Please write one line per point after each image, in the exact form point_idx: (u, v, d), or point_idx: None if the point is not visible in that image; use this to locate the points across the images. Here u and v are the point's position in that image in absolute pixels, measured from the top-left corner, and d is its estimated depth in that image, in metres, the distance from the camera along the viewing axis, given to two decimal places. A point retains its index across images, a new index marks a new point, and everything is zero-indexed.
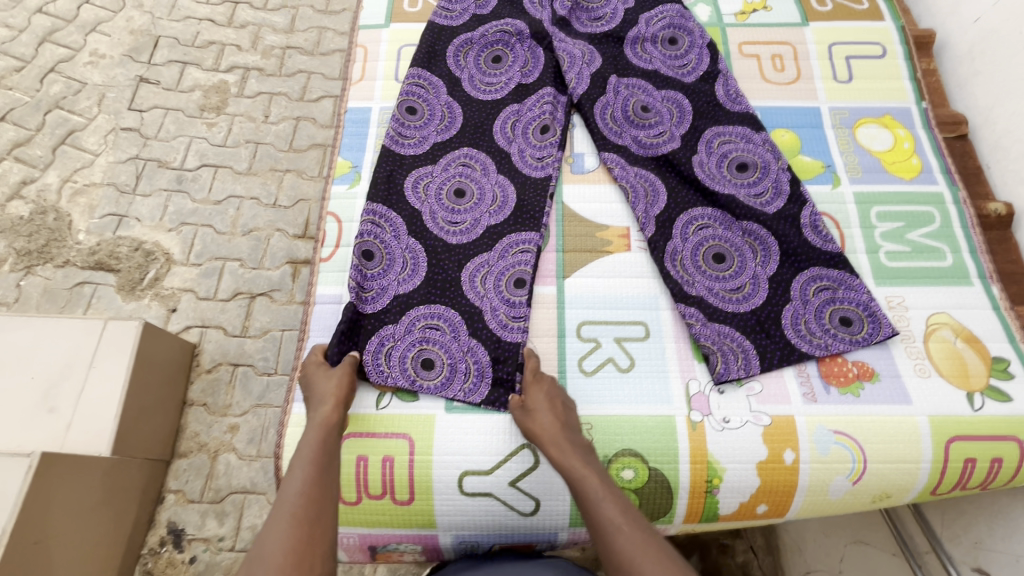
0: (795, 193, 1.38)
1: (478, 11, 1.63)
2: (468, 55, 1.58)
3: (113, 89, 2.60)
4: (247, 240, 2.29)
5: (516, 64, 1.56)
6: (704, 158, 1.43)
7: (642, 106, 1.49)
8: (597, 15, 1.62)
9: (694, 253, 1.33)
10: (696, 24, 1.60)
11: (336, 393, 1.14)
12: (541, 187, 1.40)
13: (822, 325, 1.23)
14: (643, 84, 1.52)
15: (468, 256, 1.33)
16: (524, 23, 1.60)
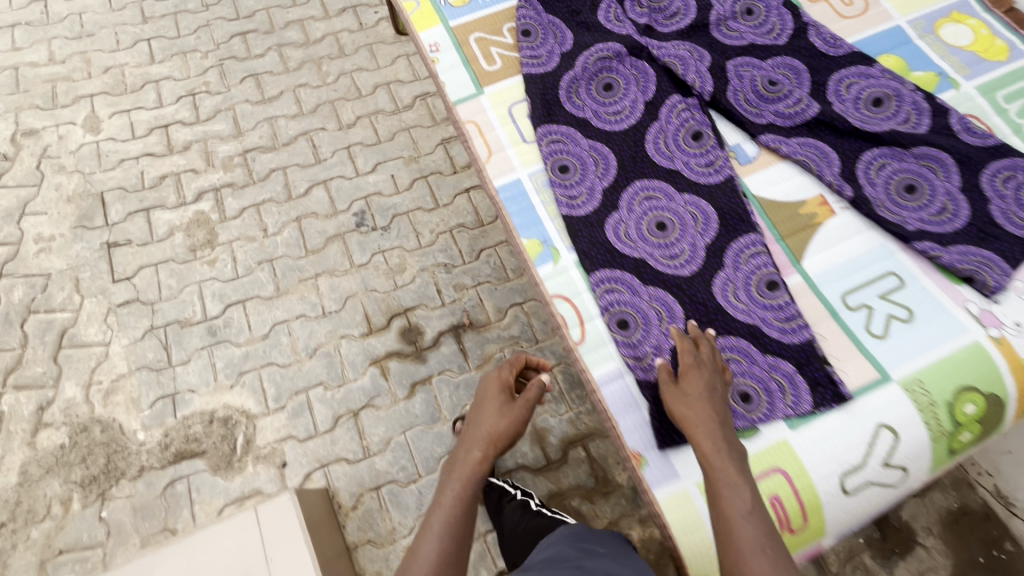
0: (935, 106, 1.49)
1: (563, 47, 1.60)
2: (579, 93, 1.55)
3: (85, 268, 2.11)
4: (318, 360, 1.97)
5: (631, 84, 1.56)
6: (844, 107, 1.51)
7: (766, 81, 1.54)
8: (672, 10, 1.64)
9: (889, 195, 1.41)
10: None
11: (495, 435, 1.16)
12: (728, 189, 1.43)
13: None
14: (752, 61, 1.57)
15: (709, 279, 1.33)
16: (615, 42, 1.58)
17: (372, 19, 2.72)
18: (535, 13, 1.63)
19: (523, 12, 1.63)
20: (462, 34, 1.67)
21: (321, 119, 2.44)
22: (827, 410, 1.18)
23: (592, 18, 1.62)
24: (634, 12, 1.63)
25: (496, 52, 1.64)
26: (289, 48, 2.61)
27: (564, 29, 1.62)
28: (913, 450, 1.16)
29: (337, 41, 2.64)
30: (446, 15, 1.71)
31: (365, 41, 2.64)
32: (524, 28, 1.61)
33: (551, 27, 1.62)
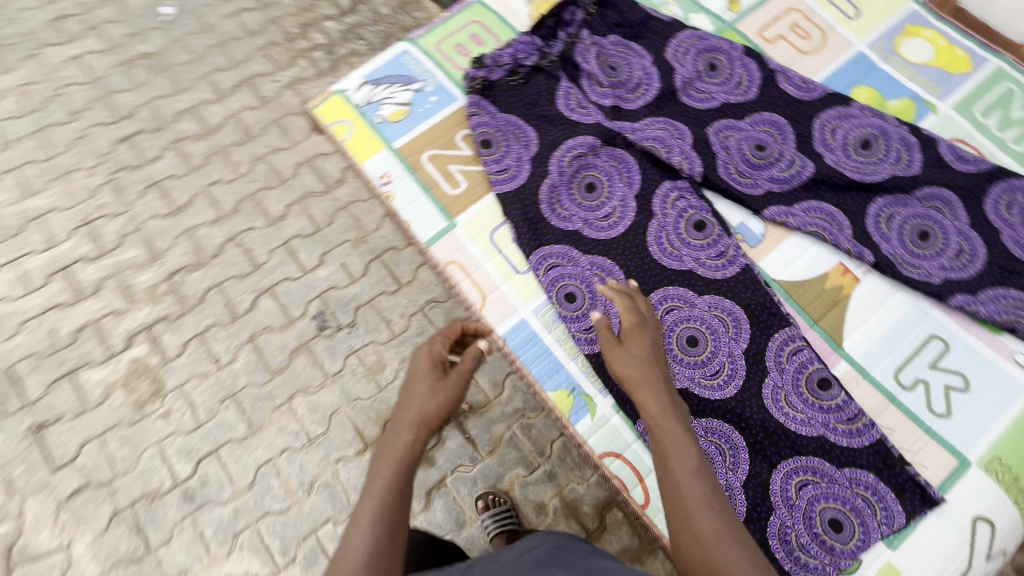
0: (923, 138, 1.44)
1: (530, 150, 1.42)
2: (562, 200, 1.39)
3: (14, 463, 1.55)
4: (320, 496, 1.55)
5: (615, 179, 1.40)
6: (837, 158, 1.42)
7: (753, 145, 1.43)
8: (634, 81, 1.49)
9: (907, 246, 1.34)
10: (718, 39, 1.54)
11: (427, 414, 0.94)
12: (749, 280, 1.31)
13: None
14: (732, 124, 1.45)
15: (757, 391, 1.23)
16: (586, 134, 1.42)
17: (279, 86, 2.13)
18: (490, 115, 1.45)
19: (475, 119, 1.44)
20: (413, 155, 1.46)
21: (243, 220, 1.88)
22: (920, 516, 1.11)
23: (553, 109, 1.45)
24: (596, 92, 1.47)
25: (456, 169, 1.44)
26: (186, 144, 2.00)
27: (526, 128, 1.44)
28: (1012, 534, 1.11)
29: (242, 127, 2.04)
30: (387, 133, 1.49)
31: (273, 116, 2.07)
32: (482, 138, 1.43)
33: (511, 128, 1.44)
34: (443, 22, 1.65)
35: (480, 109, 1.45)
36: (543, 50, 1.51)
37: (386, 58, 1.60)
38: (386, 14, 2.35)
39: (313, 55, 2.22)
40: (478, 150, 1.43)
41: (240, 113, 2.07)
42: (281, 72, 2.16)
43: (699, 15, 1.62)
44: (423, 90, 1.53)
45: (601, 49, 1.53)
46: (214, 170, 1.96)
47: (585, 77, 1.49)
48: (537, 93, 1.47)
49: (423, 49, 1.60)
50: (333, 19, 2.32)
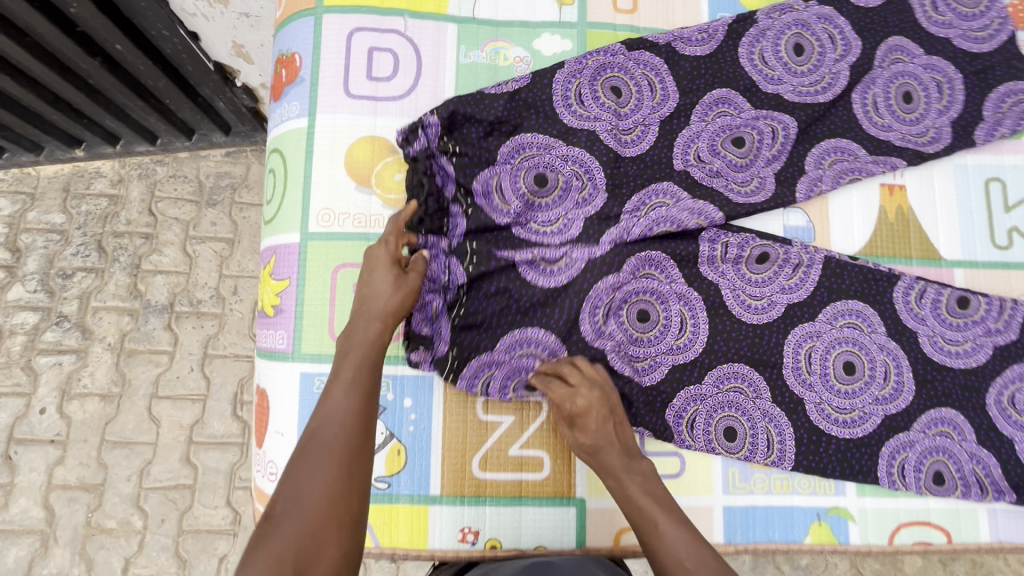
0: (833, 2, 1.23)
1: (561, 351, 1.09)
2: (636, 351, 1.12)
3: None
4: None
5: (656, 288, 1.14)
6: (793, 84, 1.20)
7: (727, 143, 1.18)
8: (571, 226, 1.12)
9: (907, 119, 1.21)
10: (589, 55, 1.18)
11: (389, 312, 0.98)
12: (835, 268, 1.17)
13: (977, 11, 1.25)
14: (689, 136, 1.17)
15: (923, 356, 1.16)
16: (592, 285, 1.10)
17: (53, 415, 1.96)
18: (495, 366, 1.07)
19: (492, 385, 1.07)
20: (462, 481, 1.07)
21: (207, 555, 1.90)
22: None
23: (534, 334, 1.08)
24: (547, 273, 1.11)
25: (518, 449, 1.08)
26: (41, 566, 1.87)
27: (538, 337, 1.08)
28: None
29: (73, 488, 1.92)
30: (408, 490, 1.06)
31: (95, 442, 1.95)
32: (522, 388, 1.08)
33: (525, 358, 1.08)
34: (303, 299, 1.12)
35: (484, 369, 1.07)
36: (455, 249, 1.10)
37: (296, 404, 1.10)
38: (57, 222, 2.08)
39: (49, 337, 2.01)
40: (529, 399, 1.09)
41: (54, 475, 1.93)
42: (44, 387, 1.98)
43: (540, 35, 1.21)
44: (387, 403, 1.08)
45: (509, 190, 1.11)
46: (110, 550, 1.88)
47: (524, 265, 1.10)
48: (497, 322, 1.08)
49: (327, 357, 1.10)
50: (14, 282, 2.04)
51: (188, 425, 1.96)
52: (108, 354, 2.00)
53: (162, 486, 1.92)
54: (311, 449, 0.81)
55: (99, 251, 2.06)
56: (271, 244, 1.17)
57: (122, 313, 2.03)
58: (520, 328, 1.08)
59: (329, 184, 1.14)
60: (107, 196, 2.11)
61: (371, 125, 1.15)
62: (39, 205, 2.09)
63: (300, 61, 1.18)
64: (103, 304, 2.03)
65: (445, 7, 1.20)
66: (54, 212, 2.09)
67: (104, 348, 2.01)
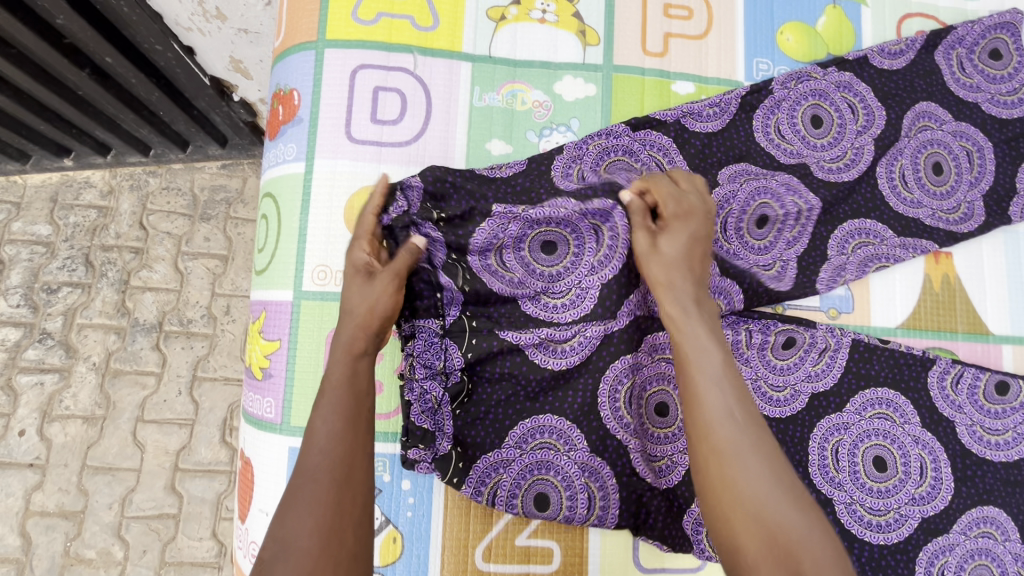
0: (853, 65, 1.14)
1: (583, 445, 0.97)
2: (653, 452, 0.99)
3: None
4: None
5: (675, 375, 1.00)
6: (814, 160, 1.10)
7: (751, 224, 1.06)
8: (585, 297, 0.97)
9: (937, 194, 1.13)
10: (591, 137, 1.06)
11: (373, 312, 0.84)
12: (865, 352, 1.07)
13: (1009, 76, 1.17)
14: (708, 207, 1.05)
15: (961, 447, 1.05)
16: (608, 364, 0.97)
17: (33, 438, 1.86)
18: (505, 467, 0.96)
19: (500, 492, 0.97)
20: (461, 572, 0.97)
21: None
22: None
23: (544, 375, 0.96)
24: (559, 355, 0.97)
25: (525, 538, 0.99)
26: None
27: (548, 424, 0.97)
28: None
29: (52, 515, 1.81)
30: None
31: (76, 467, 1.84)
32: (532, 498, 0.97)
33: (538, 452, 0.97)
34: (294, 366, 1.02)
35: (489, 474, 0.97)
36: (450, 329, 0.97)
37: (282, 481, 1.00)
38: (42, 233, 1.97)
39: (30, 356, 1.90)
40: (539, 514, 0.98)
41: (32, 501, 1.82)
42: (24, 407, 1.87)
43: (561, 77, 1.11)
44: (382, 485, 0.98)
45: (512, 259, 0.98)
46: None
47: (533, 347, 0.97)
48: (502, 412, 0.97)
49: None
50: None
51: (174, 451, 1.85)
52: (92, 374, 1.90)
53: (144, 516, 1.81)
54: (298, 484, 0.67)
55: (86, 265, 1.96)
56: (261, 298, 1.07)
57: (108, 331, 1.92)
58: (532, 416, 0.97)
59: (326, 238, 1.04)
60: (96, 207, 2.00)
61: (374, 173, 1.05)
62: (25, 215, 1.98)
63: (299, 99, 1.08)
64: (89, 321, 1.93)
65: (459, 45, 1.10)
66: (40, 223, 1.98)
67: (88, 368, 1.90)
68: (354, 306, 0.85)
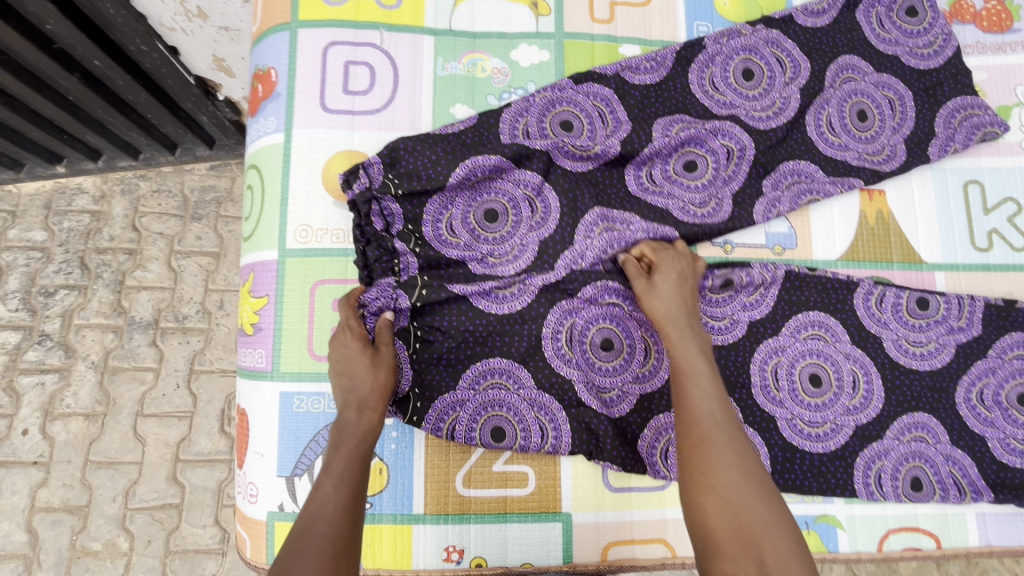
0: (779, 25, 1.25)
1: (529, 382, 1.06)
2: (603, 384, 1.08)
3: None
4: None
5: (617, 314, 1.10)
6: (746, 108, 1.21)
7: (680, 167, 1.17)
8: (528, 251, 1.10)
9: (863, 138, 1.23)
10: (537, 92, 1.16)
11: (371, 391, 0.97)
12: (796, 281, 1.17)
13: (925, 29, 1.28)
14: (648, 154, 1.16)
15: (890, 360, 1.16)
16: (549, 309, 1.08)
17: (37, 437, 1.92)
18: (460, 406, 1.05)
19: (457, 429, 1.04)
20: (444, 500, 1.05)
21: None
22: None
23: (490, 320, 1.06)
24: (501, 299, 1.08)
25: (502, 465, 1.07)
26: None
27: (497, 365, 1.06)
28: None
29: (57, 510, 1.88)
30: (390, 511, 1.04)
31: (80, 463, 1.91)
32: (488, 430, 1.05)
33: (491, 390, 1.06)
34: (282, 318, 1.10)
35: (447, 413, 1.04)
36: (404, 282, 1.05)
37: (274, 424, 1.08)
38: (38, 239, 2.05)
39: (30, 357, 1.97)
40: (495, 446, 1.05)
41: (37, 497, 1.88)
42: (26, 408, 1.94)
43: (517, 45, 1.20)
44: None
45: (459, 225, 1.09)
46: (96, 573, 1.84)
47: (478, 296, 1.07)
48: (455, 357, 1.06)
49: (306, 375, 1.08)
50: None
51: (175, 443, 1.92)
52: (92, 372, 1.97)
53: (148, 507, 1.88)
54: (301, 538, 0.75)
55: (82, 267, 2.03)
56: (249, 261, 1.16)
57: (105, 331, 2.00)
58: (482, 359, 1.06)
59: (306, 200, 1.12)
60: (89, 211, 2.08)
61: (348, 139, 1.14)
62: (20, 222, 2.06)
63: (277, 76, 1.17)
64: (86, 321, 2.00)
65: (422, 20, 1.19)
66: (35, 229, 2.06)
67: (87, 366, 1.97)
68: (349, 388, 0.97)
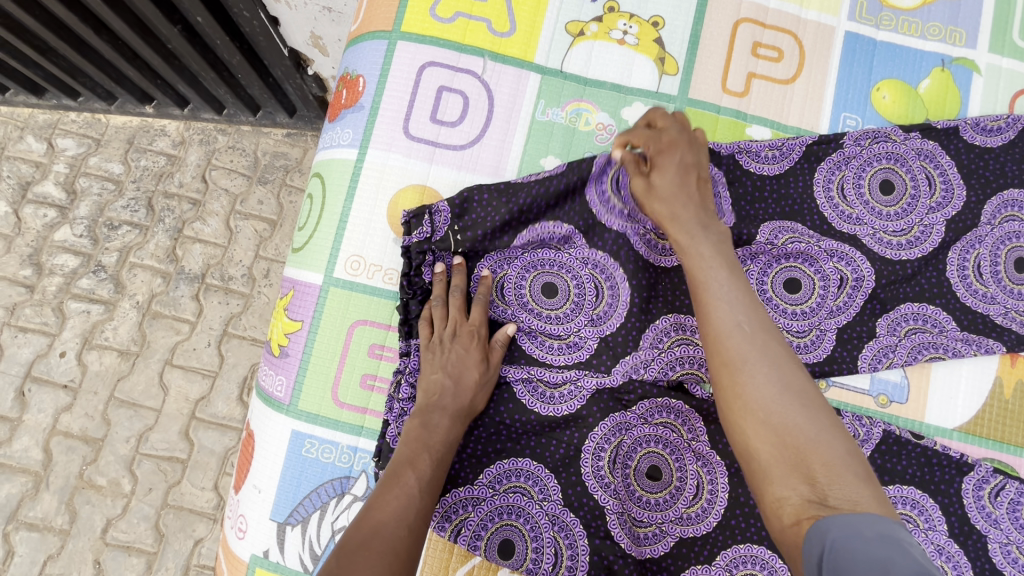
0: (941, 135, 1.04)
1: (556, 496, 0.94)
2: (639, 516, 0.94)
3: None
4: None
5: (671, 439, 0.95)
6: (874, 227, 1.02)
7: (781, 284, 1.00)
8: (581, 346, 0.97)
9: (1016, 291, 1.01)
10: None
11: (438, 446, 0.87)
12: (894, 445, 0.98)
13: None
14: (743, 257, 1.00)
15: (990, 566, 0.94)
16: (597, 421, 0.95)
17: (71, 361, 1.83)
18: (474, 506, 0.93)
19: (464, 532, 0.93)
20: None
21: (184, 536, 1.72)
22: None
23: (531, 419, 0.95)
24: (549, 399, 0.96)
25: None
26: (28, 509, 1.73)
27: (523, 468, 0.94)
28: None
29: (74, 437, 1.78)
30: None
31: (104, 397, 1.80)
32: (496, 543, 0.93)
33: (510, 495, 0.94)
34: (312, 348, 1.01)
35: (458, 511, 0.93)
36: None
37: (279, 462, 0.99)
38: (114, 171, 1.97)
39: (83, 284, 1.88)
40: (502, 562, 0.93)
41: (59, 420, 1.79)
42: (68, 331, 1.85)
43: (631, 102, 1.06)
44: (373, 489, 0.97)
45: (510, 290, 0.99)
46: (95, 508, 1.73)
47: (519, 384, 0.96)
48: (481, 449, 0.95)
49: (323, 419, 0.99)
50: (63, 223, 1.93)
51: (193, 400, 1.80)
52: (134, 312, 1.86)
53: (156, 455, 1.76)
54: None
55: (147, 208, 1.94)
56: (292, 276, 1.07)
57: (155, 274, 1.89)
58: (509, 458, 0.95)
59: (365, 229, 1.03)
60: (166, 155, 1.99)
61: (424, 173, 1.03)
62: (102, 151, 1.98)
63: (364, 85, 1.07)
64: (140, 261, 1.90)
65: (532, 54, 1.07)
66: (114, 161, 1.98)
67: (132, 305, 1.86)
68: (418, 438, 0.87)
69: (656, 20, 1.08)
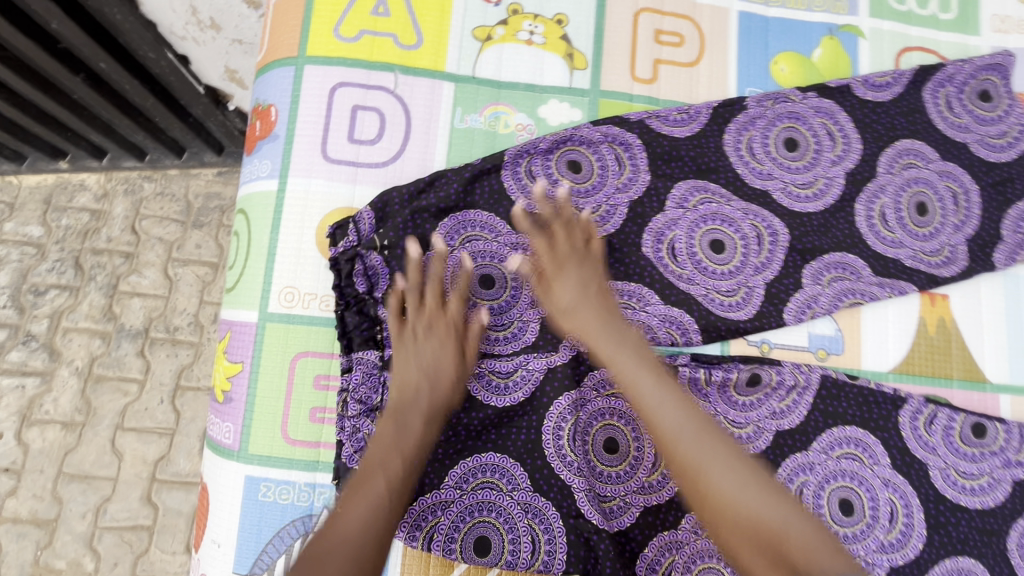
0: (835, 94, 1.11)
1: (525, 484, 0.93)
2: (603, 491, 0.95)
3: None
4: None
5: (625, 410, 0.97)
6: (784, 181, 1.07)
7: (706, 246, 1.03)
8: (526, 331, 0.98)
9: (920, 235, 1.08)
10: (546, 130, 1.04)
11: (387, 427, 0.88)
12: (833, 389, 1.02)
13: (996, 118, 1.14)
14: (664, 224, 1.03)
15: (934, 492, 1.00)
16: (553, 400, 0.95)
17: (9, 443, 1.71)
18: (443, 510, 0.92)
19: (437, 537, 0.92)
20: None
21: None
22: None
23: (488, 412, 0.95)
24: (501, 389, 0.96)
25: None
26: None
27: (490, 463, 0.93)
28: None
29: (24, 522, 1.65)
30: None
31: (52, 474, 1.69)
32: (471, 542, 0.92)
33: (479, 492, 0.93)
34: (256, 389, 0.97)
35: (428, 515, 0.92)
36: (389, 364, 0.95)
37: (235, 512, 0.95)
38: (34, 234, 1.85)
39: (13, 358, 1.76)
40: (480, 560, 0.92)
41: (5, 507, 1.66)
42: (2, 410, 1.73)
43: (547, 100, 1.08)
44: None
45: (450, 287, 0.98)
46: None
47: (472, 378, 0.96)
48: (442, 451, 0.93)
49: (276, 460, 0.96)
50: None
51: (152, 462, 1.70)
52: (74, 379, 1.75)
53: (117, 526, 1.65)
54: None
55: (76, 268, 1.83)
56: (227, 318, 1.03)
57: (93, 336, 1.78)
58: (472, 455, 0.93)
59: (295, 258, 1.00)
60: (89, 210, 1.88)
61: (349, 194, 1.02)
62: (17, 216, 1.87)
63: (277, 114, 1.05)
64: (74, 324, 1.79)
65: (442, 64, 1.07)
66: (33, 224, 1.86)
67: (71, 372, 1.75)
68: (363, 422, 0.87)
69: (559, 18, 1.11)
